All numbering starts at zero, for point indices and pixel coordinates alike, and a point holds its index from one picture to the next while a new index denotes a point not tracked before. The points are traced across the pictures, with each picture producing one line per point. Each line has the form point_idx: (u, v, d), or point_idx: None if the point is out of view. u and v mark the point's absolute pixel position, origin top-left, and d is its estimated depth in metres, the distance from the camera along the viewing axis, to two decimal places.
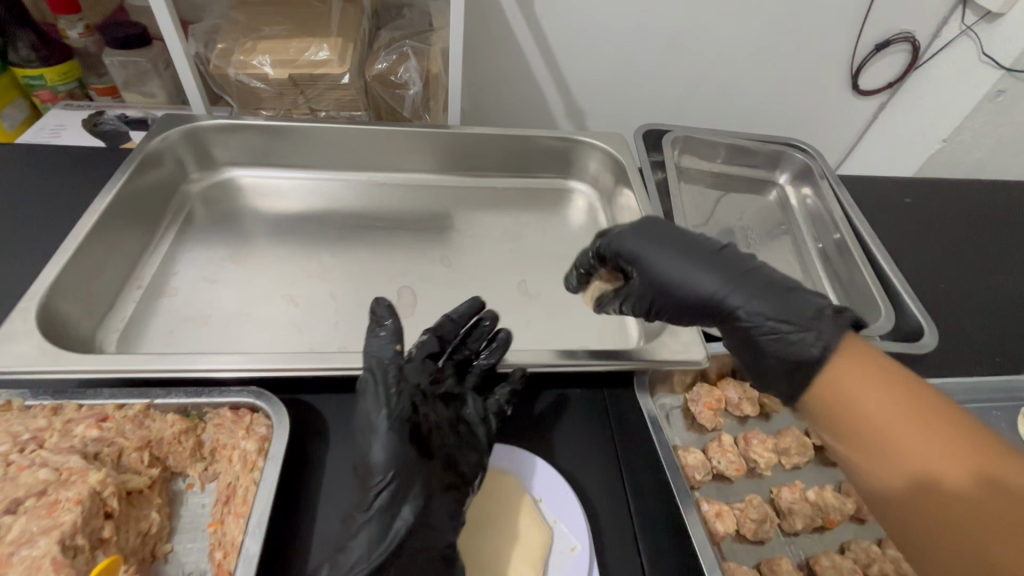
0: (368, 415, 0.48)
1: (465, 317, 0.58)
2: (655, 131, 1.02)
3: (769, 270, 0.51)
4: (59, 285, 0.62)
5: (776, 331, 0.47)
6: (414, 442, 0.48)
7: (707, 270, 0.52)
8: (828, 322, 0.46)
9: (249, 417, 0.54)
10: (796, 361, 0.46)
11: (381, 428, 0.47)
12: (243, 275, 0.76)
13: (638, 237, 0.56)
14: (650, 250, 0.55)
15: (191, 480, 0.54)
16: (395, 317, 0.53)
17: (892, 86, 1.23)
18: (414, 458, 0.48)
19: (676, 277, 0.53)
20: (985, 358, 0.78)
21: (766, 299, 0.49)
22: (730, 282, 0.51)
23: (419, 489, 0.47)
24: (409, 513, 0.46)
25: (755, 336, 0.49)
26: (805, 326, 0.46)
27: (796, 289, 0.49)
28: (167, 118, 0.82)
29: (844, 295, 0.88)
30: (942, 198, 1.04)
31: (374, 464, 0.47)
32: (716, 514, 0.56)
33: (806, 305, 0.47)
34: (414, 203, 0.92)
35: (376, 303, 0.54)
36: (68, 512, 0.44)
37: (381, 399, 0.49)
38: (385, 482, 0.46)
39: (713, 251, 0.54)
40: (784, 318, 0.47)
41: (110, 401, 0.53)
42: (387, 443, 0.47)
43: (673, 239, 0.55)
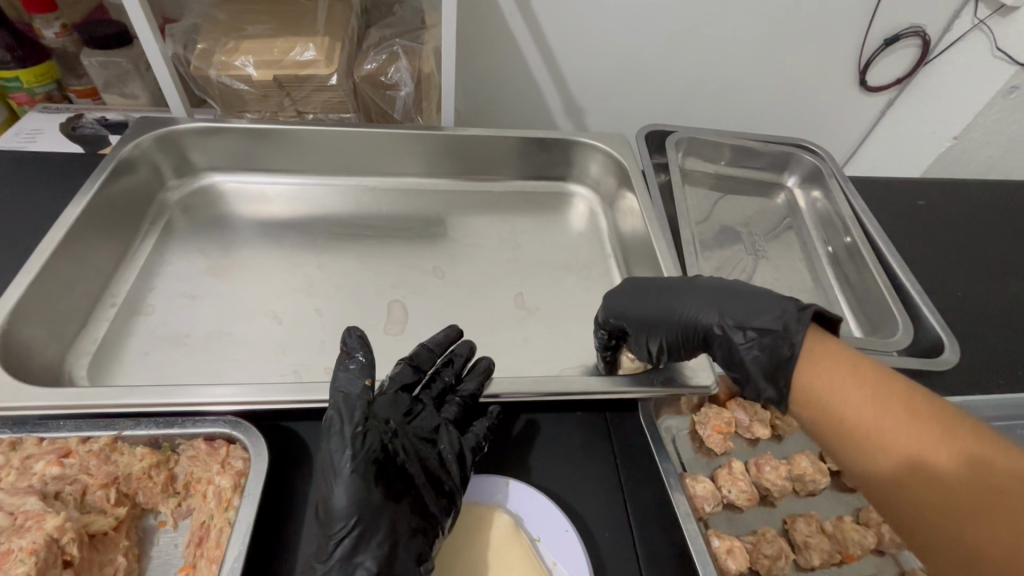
0: (332, 456, 0.45)
1: (443, 345, 0.56)
2: (659, 131, 0.98)
3: (736, 284, 0.54)
4: (22, 308, 0.58)
5: (752, 339, 0.49)
6: (380, 484, 0.44)
7: (679, 298, 0.56)
8: (796, 315, 0.48)
9: (225, 450, 0.50)
10: (775, 365, 0.48)
11: (343, 469, 0.44)
12: (224, 290, 0.72)
13: (618, 292, 0.61)
14: (629, 296, 0.59)
15: (163, 517, 0.50)
16: (366, 347, 0.50)
17: (902, 82, 1.17)
18: (379, 501, 0.44)
19: (656, 308, 0.56)
20: (1007, 371, 0.74)
21: (736, 311, 0.51)
22: (701, 306, 0.54)
23: (383, 535, 0.43)
24: (371, 562, 0.42)
25: (738, 352, 0.51)
26: (775, 327, 0.48)
27: (762, 296, 0.51)
28: (142, 121, 0.78)
29: (857, 305, 0.84)
30: (956, 200, 1.00)
31: (335, 509, 0.43)
32: (727, 550, 0.52)
33: (772, 308, 0.49)
34: (407, 209, 0.87)
35: (347, 334, 0.51)
36: (21, 564, 0.41)
37: (344, 438, 0.45)
38: (346, 529, 0.42)
39: (685, 281, 0.58)
40: (753, 324, 0.50)
41: (74, 434, 0.49)
42: (351, 487, 0.43)
43: (646, 283, 0.60)
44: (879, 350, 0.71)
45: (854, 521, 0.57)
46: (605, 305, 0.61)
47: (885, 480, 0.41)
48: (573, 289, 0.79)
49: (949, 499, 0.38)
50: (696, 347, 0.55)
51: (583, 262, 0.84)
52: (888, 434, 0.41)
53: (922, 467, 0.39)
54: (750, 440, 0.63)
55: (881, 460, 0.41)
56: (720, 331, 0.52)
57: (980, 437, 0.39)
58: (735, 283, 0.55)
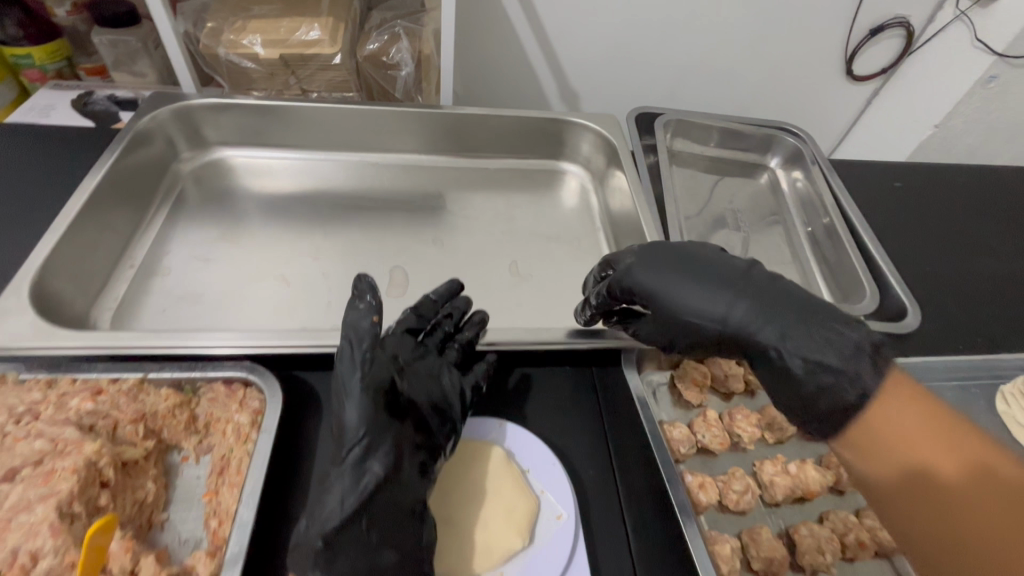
0: (343, 378, 0.50)
1: (445, 297, 0.59)
2: (647, 113, 1.03)
3: (794, 295, 0.52)
4: (50, 263, 0.62)
5: (813, 373, 0.48)
6: (387, 406, 0.50)
7: (731, 305, 0.52)
8: (870, 362, 0.46)
9: (242, 391, 0.56)
10: (835, 406, 0.47)
11: (353, 391, 0.49)
12: (235, 255, 0.76)
13: (653, 273, 0.56)
14: (665, 280, 0.55)
15: (185, 453, 0.55)
16: (376, 291, 0.53)
17: (886, 72, 1.23)
18: (385, 420, 0.49)
19: (699, 309, 0.53)
20: (970, 337, 0.79)
21: (800, 338, 0.49)
22: (756, 318, 0.51)
23: (389, 447, 0.48)
24: (379, 469, 0.47)
25: (791, 378, 0.49)
26: (844, 369, 0.47)
27: (829, 325, 0.49)
28: (156, 96, 0.82)
29: (831, 276, 0.89)
30: (931, 182, 1.06)
31: (347, 425, 0.49)
32: (699, 485, 0.57)
33: (842, 345, 0.47)
34: (406, 183, 0.92)
35: (357, 278, 0.53)
36: (65, 481, 0.45)
37: (354, 364, 0.50)
38: (357, 441, 0.48)
39: (735, 277, 0.54)
40: (819, 360, 0.48)
41: (104, 375, 0.54)
42: (360, 405, 0.49)
43: (681, 264, 0.56)
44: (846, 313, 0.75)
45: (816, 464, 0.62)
46: (629, 280, 0.57)
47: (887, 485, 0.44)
48: (564, 259, 0.84)
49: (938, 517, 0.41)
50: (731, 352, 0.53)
51: (574, 234, 0.89)
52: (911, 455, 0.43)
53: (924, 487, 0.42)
54: (725, 394, 0.68)
55: (892, 471, 0.44)
56: (774, 352, 0.50)
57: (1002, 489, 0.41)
58: (793, 293, 0.52)
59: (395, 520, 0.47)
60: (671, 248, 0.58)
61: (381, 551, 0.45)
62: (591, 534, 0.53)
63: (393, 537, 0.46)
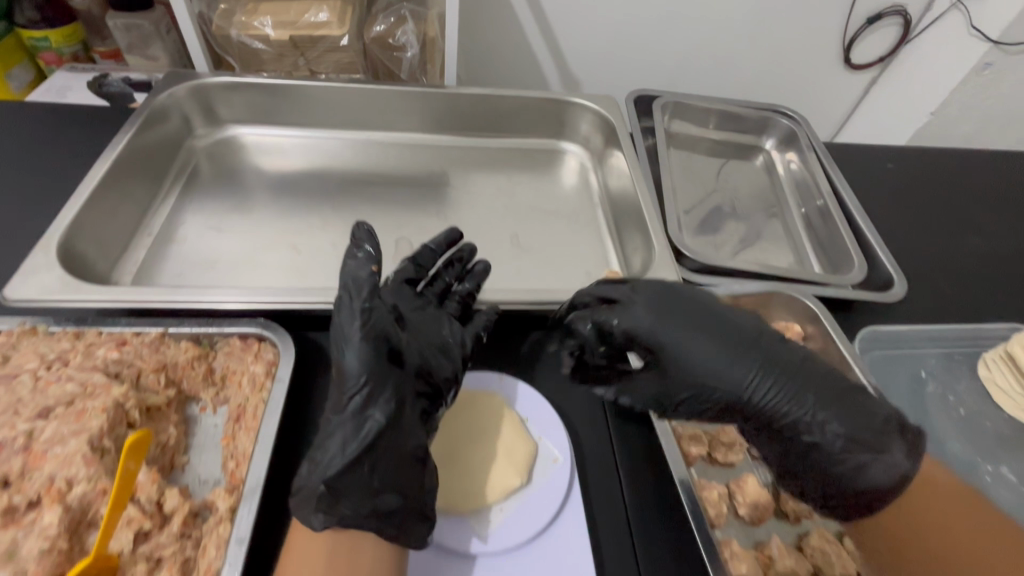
0: (343, 327, 0.52)
1: (442, 247, 0.63)
2: (645, 96, 1.06)
3: (814, 363, 0.50)
4: (76, 226, 0.65)
5: (848, 452, 0.47)
6: (387, 352, 0.52)
7: (758, 377, 0.49)
8: (899, 440, 0.47)
9: (257, 345, 0.59)
10: (871, 487, 0.47)
11: (353, 339, 0.51)
12: (248, 226, 0.80)
13: (668, 331, 0.51)
14: (687, 341, 0.51)
15: (203, 404, 0.58)
16: (373, 240, 0.57)
17: (885, 60, 1.27)
18: (386, 366, 0.51)
19: (725, 376, 0.50)
20: (958, 309, 0.82)
21: (834, 415, 0.48)
22: (791, 389, 0.49)
23: (390, 394, 0.50)
24: (380, 415, 0.49)
25: (821, 452, 0.48)
26: (880, 449, 0.47)
27: (857, 397, 0.49)
28: (172, 74, 0.85)
29: (821, 251, 0.92)
30: (925, 165, 1.08)
31: (348, 373, 0.50)
32: (689, 437, 0.61)
33: (871, 421, 0.48)
34: (412, 162, 0.95)
35: (356, 228, 0.57)
36: (96, 418, 0.48)
37: (354, 313, 0.52)
38: (357, 387, 0.49)
39: (754, 341, 0.51)
40: (855, 439, 0.47)
41: (128, 328, 0.57)
42: (361, 352, 0.50)
43: (697, 321, 0.52)
44: (834, 283, 0.76)
45: None
46: (637, 331, 0.52)
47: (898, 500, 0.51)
48: (562, 232, 0.87)
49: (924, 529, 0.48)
50: (750, 420, 0.51)
51: (573, 210, 0.92)
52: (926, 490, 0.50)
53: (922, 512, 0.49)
54: None
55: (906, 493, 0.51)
56: (807, 425, 0.48)
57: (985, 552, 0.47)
58: (814, 360, 0.51)
59: (397, 465, 0.48)
60: (679, 298, 0.53)
61: (382, 496, 0.47)
62: (587, 478, 0.56)
63: (395, 482, 0.48)
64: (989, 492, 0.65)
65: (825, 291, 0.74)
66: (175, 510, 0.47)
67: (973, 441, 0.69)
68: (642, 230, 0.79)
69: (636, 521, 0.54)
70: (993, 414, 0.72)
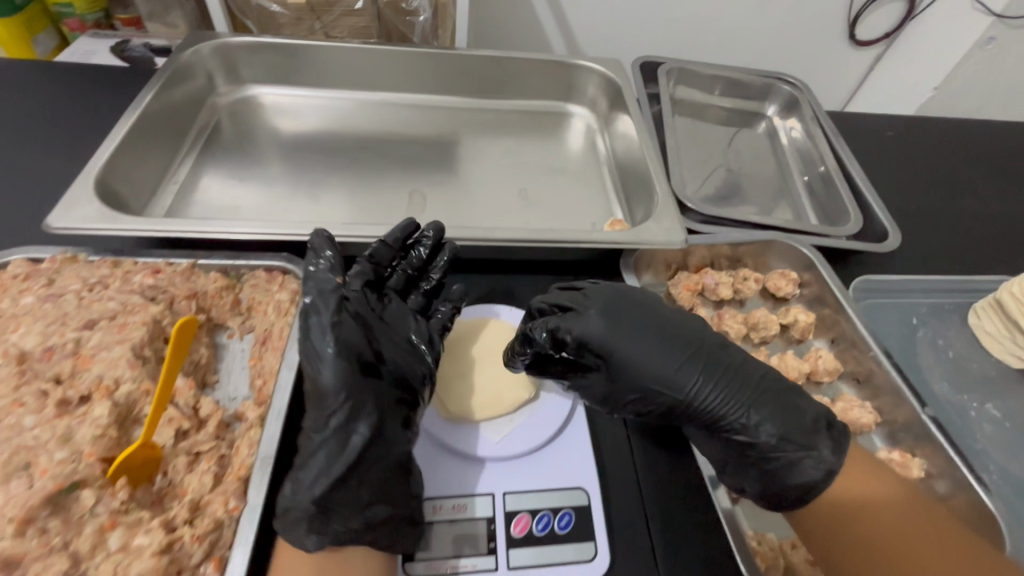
0: (313, 345, 0.49)
1: (401, 239, 0.60)
2: (650, 63, 1.08)
3: (747, 367, 0.54)
4: (110, 167, 0.69)
5: (779, 450, 0.50)
6: (362, 365, 0.49)
7: (695, 379, 0.52)
8: (827, 440, 0.50)
9: (282, 277, 0.62)
10: (801, 484, 0.49)
11: (325, 354, 0.48)
12: (268, 179, 0.84)
13: (615, 336, 0.54)
14: (631, 345, 0.54)
15: (231, 331, 0.61)
16: (333, 245, 0.55)
17: (890, 36, 1.27)
18: (363, 379, 0.49)
19: (665, 379, 0.53)
20: (951, 262, 0.85)
21: (765, 414, 0.51)
22: (724, 390, 0.52)
23: (372, 406, 0.48)
24: (365, 429, 0.47)
25: (754, 452, 0.51)
26: (809, 448, 0.50)
27: (785, 397, 0.52)
28: (195, 34, 0.89)
29: (820, 210, 0.94)
30: (925, 131, 1.10)
31: (324, 388, 0.47)
32: None
33: (801, 420, 0.51)
34: (424, 122, 0.98)
35: (315, 234, 0.55)
36: (138, 330, 0.52)
37: (324, 324, 0.49)
38: (338, 405, 0.47)
39: (694, 346, 0.54)
40: (784, 437, 0.50)
41: (162, 260, 0.61)
42: (336, 368, 0.48)
43: (641, 324, 0.55)
44: (830, 234, 0.78)
45: (794, 355, 0.70)
46: (588, 338, 0.54)
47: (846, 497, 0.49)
48: (569, 187, 0.91)
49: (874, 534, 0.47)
50: (689, 419, 0.54)
51: (580, 168, 0.95)
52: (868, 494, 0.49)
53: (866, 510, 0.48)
54: (715, 301, 0.75)
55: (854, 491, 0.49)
56: (741, 423, 0.51)
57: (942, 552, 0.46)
58: (746, 363, 0.55)
59: (383, 477, 0.47)
60: (628, 304, 0.56)
61: (372, 507, 0.46)
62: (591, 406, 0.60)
63: (384, 490, 0.47)
64: (971, 423, 0.69)
65: (822, 241, 0.77)
66: (210, 415, 0.51)
67: (959, 381, 0.73)
68: (645, 179, 0.82)
69: (641, 458, 0.57)
70: (980, 357, 0.76)
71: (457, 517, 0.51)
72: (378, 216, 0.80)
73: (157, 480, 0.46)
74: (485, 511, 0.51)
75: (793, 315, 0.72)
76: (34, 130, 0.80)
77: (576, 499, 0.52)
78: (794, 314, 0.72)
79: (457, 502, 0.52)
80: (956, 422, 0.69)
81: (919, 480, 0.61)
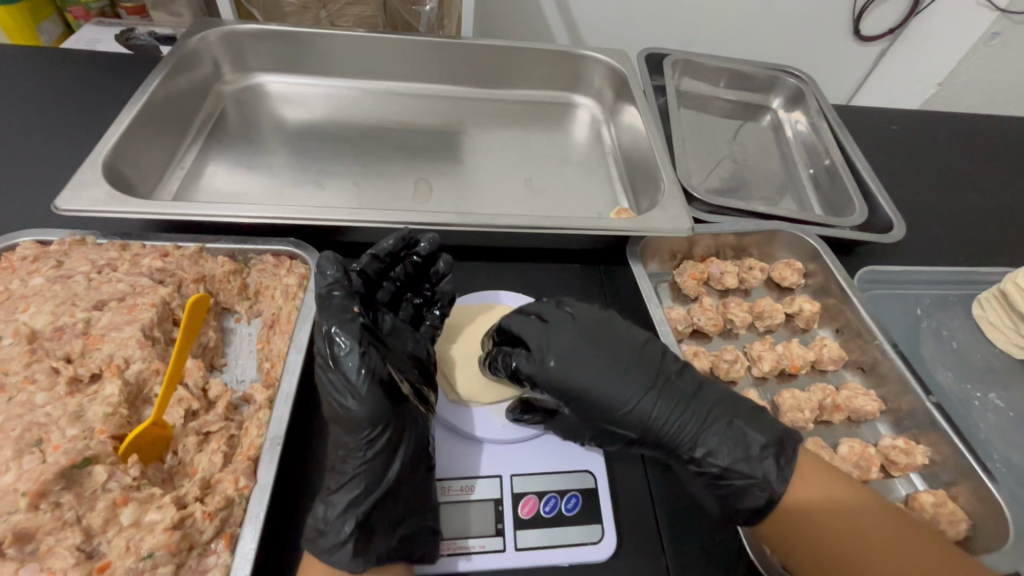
0: (346, 377, 0.48)
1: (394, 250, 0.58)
2: (656, 54, 1.08)
3: (698, 394, 0.53)
4: (116, 152, 0.69)
5: (726, 479, 0.50)
6: (393, 391, 0.49)
7: (643, 412, 0.52)
8: (774, 466, 0.49)
9: (289, 262, 0.62)
10: (748, 511, 0.49)
11: (358, 382, 0.47)
12: (273, 166, 0.83)
13: (564, 370, 0.54)
14: (580, 379, 0.53)
15: (238, 316, 0.61)
16: (341, 267, 0.54)
17: (894, 31, 1.28)
18: (396, 406, 0.48)
19: (614, 413, 0.52)
20: (956, 255, 0.85)
21: (711, 444, 0.51)
22: (673, 421, 0.52)
23: (409, 431, 0.48)
24: (404, 455, 0.47)
25: (704, 481, 0.51)
26: (754, 476, 0.49)
27: (734, 425, 0.52)
28: (200, 21, 0.88)
29: (825, 202, 0.94)
30: (930, 125, 1.10)
31: (359, 418, 0.47)
32: (693, 353, 0.67)
33: (748, 448, 0.50)
34: (428, 112, 0.98)
35: (323, 257, 0.54)
36: (147, 311, 0.52)
37: (353, 350, 0.48)
38: (375, 434, 0.47)
39: (643, 376, 0.54)
40: (730, 466, 0.50)
41: (170, 243, 0.60)
42: (371, 399, 0.47)
43: (590, 357, 0.54)
44: (836, 223, 0.79)
45: (799, 344, 0.70)
46: (539, 372, 0.54)
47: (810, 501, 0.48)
48: (575, 177, 0.91)
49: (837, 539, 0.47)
50: (642, 446, 0.54)
51: (585, 158, 0.95)
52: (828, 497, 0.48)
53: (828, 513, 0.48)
54: (721, 290, 0.76)
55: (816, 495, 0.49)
56: (687, 451, 0.51)
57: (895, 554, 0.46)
58: (699, 391, 0.54)
59: (415, 495, 0.48)
60: (579, 334, 0.56)
61: (403, 524, 0.46)
62: None
63: (413, 506, 0.47)
64: (974, 413, 0.69)
65: (828, 231, 0.77)
66: (219, 397, 0.51)
67: (963, 371, 0.73)
68: (652, 169, 0.82)
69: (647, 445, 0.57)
70: (983, 347, 0.76)
71: (464, 498, 0.51)
72: (384, 203, 0.80)
73: (167, 458, 0.47)
74: (491, 492, 0.52)
75: (797, 304, 0.72)
76: (41, 115, 0.80)
77: (582, 482, 0.53)
78: (799, 304, 0.72)
79: (464, 484, 0.52)
80: (960, 412, 0.69)
81: (922, 468, 0.61)
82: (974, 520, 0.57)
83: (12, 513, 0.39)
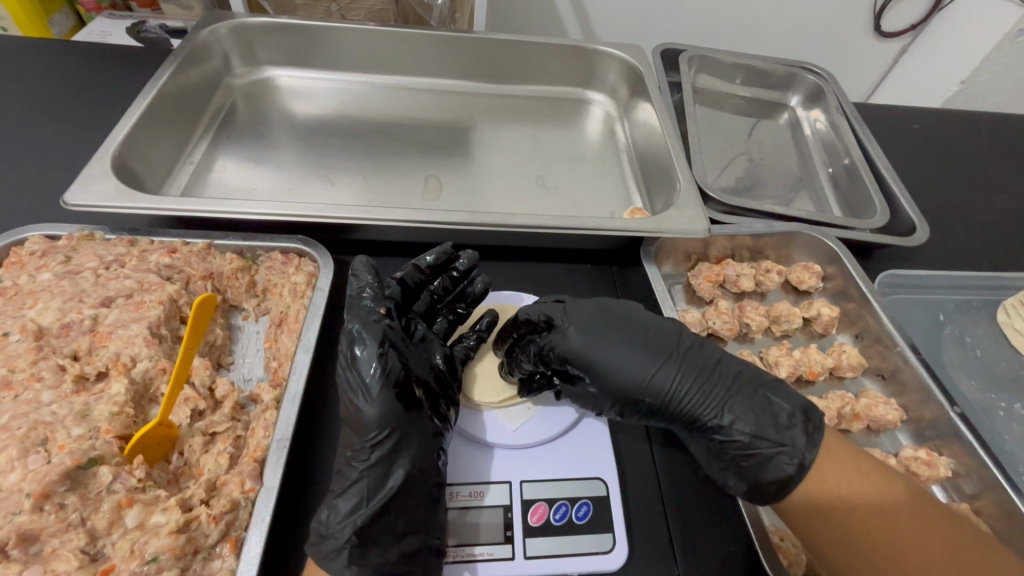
0: (360, 375, 0.49)
1: (437, 264, 0.59)
2: (671, 51, 1.06)
3: (723, 364, 0.52)
4: (125, 146, 0.69)
5: (751, 445, 0.48)
6: (404, 396, 0.49)
7: (666, 379, 0.51)
8: (801, 434, 0.48)
9: (298, 260, 0.61)
10: (775, 479, 0.47)
11: (371, 383, 0.48)
12: (282, 162, 0.83)
13: (587, 341, 0.53)
14: (604, 349, 0.53)
15: (246, 313, 0.60)
16: (373, 271, 0.56)
17: (917, 27, 1.24)
18: (404, 412, 0.48)
19: (636, 381, 0.51)
20: (980, 259, 0.82)
21: (736, 409, 0.49)
22: (696, 388, 0.50)
23: (413, 438, 0.48)
24: (406, 464, 0.47)
25: (729, 450, 0.49)
26: (780, 442, 0.47)
27: (759, 393, 0.50)
28: (211, 14, 0.88)
29: (844, 202, 0.92)
30: (953, 124, 1.07)
31: (367, 419, 0.47)
32: None
33: (773, 415, 0.49)
34: (438, 107, 0.96)
35: (357, 260, 0.56)
36: (154, 309, 0.52)
37: (371, 352, 0.49)
38: (381, 437, 0.47)
39: (667, 347, 0.53)
40: (756, 432, 0.48)
41: (178, 239, 0.60)
42: (381, 402, 0.47)
43: (615, 327, 0.54)
44: (856, 224, 0.76)
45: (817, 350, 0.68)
46: (563, 344, 0.54)
47: (825, 492, 0.46)
48: (588, 175, 0.89)
49: (853, 529, 0.44)
50: (664, 418, 0.52)
51: (598, 156, 0.93)
52: (847, 488, 0.46)
53: (844, 503, 0.45)
54: (736, 293, 0.74)
55: (831, 485, 0.46)
56: (711, 420, 0.50)
57: (918, 546, 0.43)
58: (721, 361, 0.53)
59: (418, 508, 0.46)
60: (603, 308, 0.56)
61: (407, 538, 0.45)
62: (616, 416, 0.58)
63: (417, 521, 0.45)
64: (996, 423, 0.67)
65: (847, 233, 0.74)
66: (226, 396, 0.51)
67: (987, 379, 0.71)
68: (666, 169, 0.81)
69: (660, 457, 0.56)
70: (1007, 354, 0.74)
71: (473, 504, 0.50)
72: (393, 201, 0.79)
73: (173, 459, 0.47)
74: (502, 498, 0.51)
75: (816, 309, 0.71)
76: (52, 109, 0.80)
77: (594, 490, 0.52)
78: (817, 308, 0.70)
79: (474, 490, 0.51)
80: (983, 421, 0.67)
81: (944, 479, 0.59)
82: (999, 535, 0.55)
83: (17, 514, 0.39)
